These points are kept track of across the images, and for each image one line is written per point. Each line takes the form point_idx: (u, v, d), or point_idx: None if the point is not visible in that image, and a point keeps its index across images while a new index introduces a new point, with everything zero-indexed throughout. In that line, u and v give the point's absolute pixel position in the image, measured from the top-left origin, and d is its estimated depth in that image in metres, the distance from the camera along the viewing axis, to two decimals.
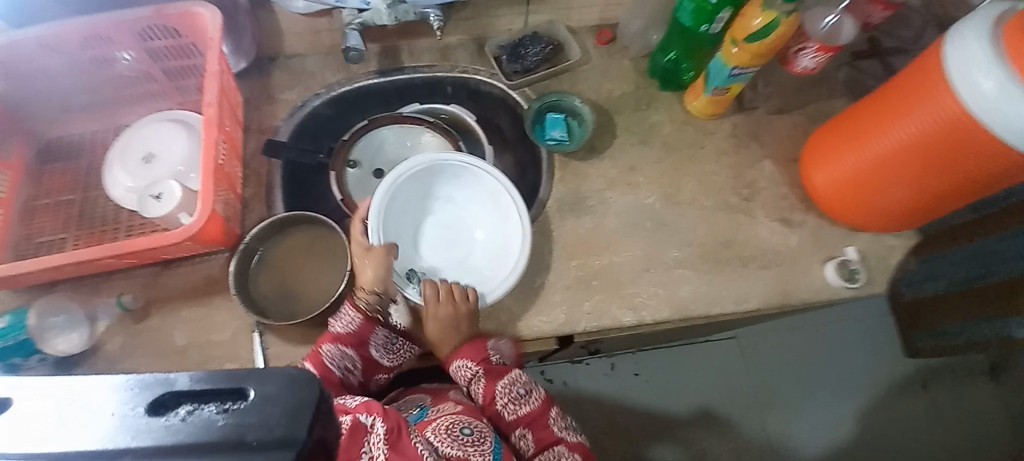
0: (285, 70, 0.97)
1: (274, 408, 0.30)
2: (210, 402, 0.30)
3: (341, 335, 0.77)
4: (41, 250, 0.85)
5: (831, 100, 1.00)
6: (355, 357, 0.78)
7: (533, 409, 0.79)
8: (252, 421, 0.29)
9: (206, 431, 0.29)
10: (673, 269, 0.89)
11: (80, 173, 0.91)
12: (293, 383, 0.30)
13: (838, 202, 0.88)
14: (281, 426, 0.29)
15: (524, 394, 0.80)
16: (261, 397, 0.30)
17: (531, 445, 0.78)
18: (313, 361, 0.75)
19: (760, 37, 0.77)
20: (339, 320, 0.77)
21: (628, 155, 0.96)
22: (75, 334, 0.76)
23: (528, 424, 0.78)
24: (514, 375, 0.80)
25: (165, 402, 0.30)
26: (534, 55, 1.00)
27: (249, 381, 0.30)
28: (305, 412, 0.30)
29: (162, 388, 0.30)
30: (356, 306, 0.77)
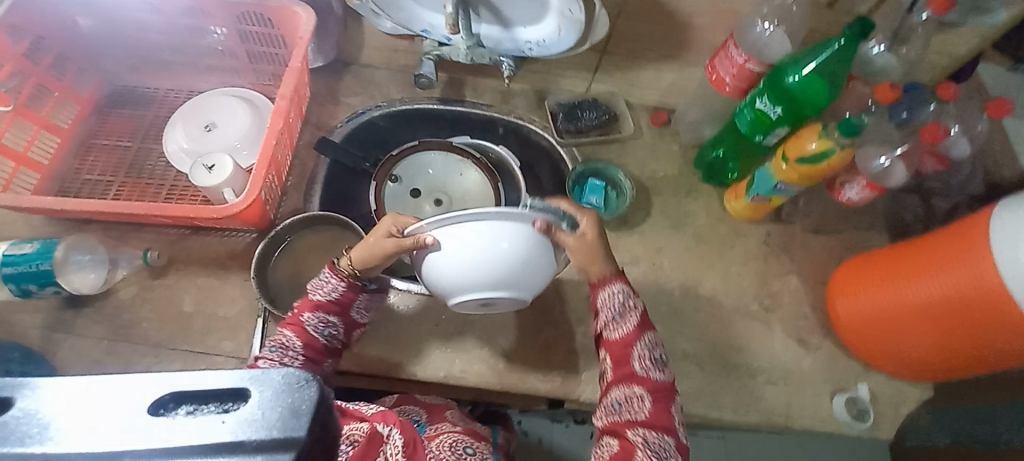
0: (356, 77, 1.03)
1: (275, 412, 0.27)
2: (211, 403, 0.28)
3: (323, 302, 0.72)
4: (85, 186, 0.89)
5: (868, 231, 1.01)
6: (338, 321, 0.74)
7: (662, 382, 0.68)
8: (256, 421, 0.27)
9: (203, 435, 0.26)
10: (678, 360, 0.88)
11: (142, 124, 0.96)
12: (291, 384, 0.27)
13: (858, 336, 0.87)
14: (281, 426, 0.26)
15: (662, 363, 0.69)
16: (260, 396, 0.27)
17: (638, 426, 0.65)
18: (293, 329, 0.72)
19: (811, 162, 0.79)
20: (317, 284, 0.72)
21: (658, 236, 0.97)
22: (93, 275, 0.77)
23: (667, 415, 0.65)
24: (655, 338, 0.70)
25: (165, 402, 0.27)
26: (590, 119, 1.04)
27: (248, 382, 0.27)
28: (308, 411, 0.27)
29: (157, 387, 0.27)
30: (337, 273, 0.72)
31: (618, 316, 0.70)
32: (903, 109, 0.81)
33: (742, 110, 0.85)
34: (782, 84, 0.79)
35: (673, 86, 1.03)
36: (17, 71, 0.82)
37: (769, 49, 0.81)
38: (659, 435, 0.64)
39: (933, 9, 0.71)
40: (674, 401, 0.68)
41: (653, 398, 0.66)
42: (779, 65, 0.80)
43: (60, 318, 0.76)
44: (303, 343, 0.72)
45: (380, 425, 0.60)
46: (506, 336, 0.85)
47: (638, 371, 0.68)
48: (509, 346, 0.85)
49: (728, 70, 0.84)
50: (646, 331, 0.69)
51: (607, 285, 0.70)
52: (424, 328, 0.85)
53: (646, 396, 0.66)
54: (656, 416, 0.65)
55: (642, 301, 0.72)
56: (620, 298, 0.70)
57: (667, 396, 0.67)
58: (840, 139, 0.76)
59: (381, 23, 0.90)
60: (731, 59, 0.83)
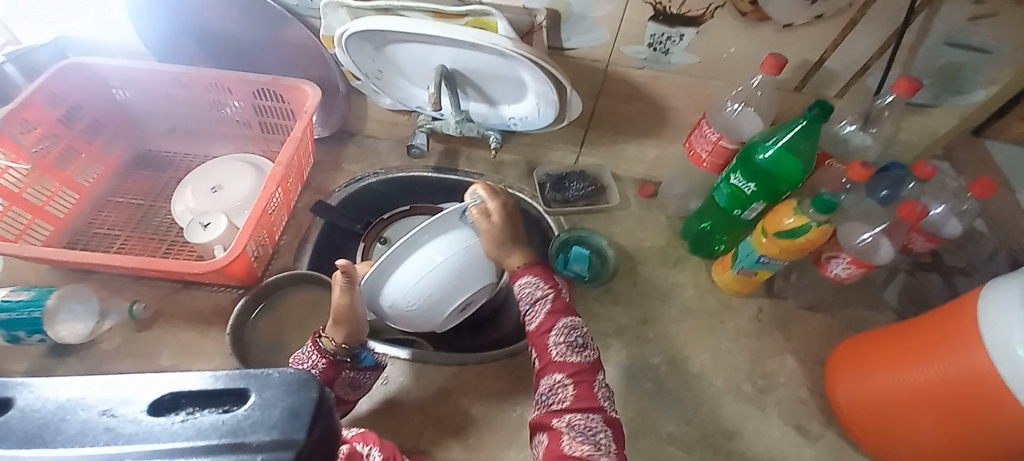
0: (358, 147, 1.11)
1: (275, 413, 0.29)
2: (210, 407, 0.29)
3: None
4: (94, 239, 0.95)
5: (869, 310, 0.96)
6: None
7: (583, 364, 0.71)
8: (255, 421, 0.28)
9: (203, 437, 0.27)
10: (663, 443, 0.82)
11: (157, 184, 1.04)
12: (291, 385, 0.30)
13: (865, 427, 0.80)
14: (281, 427, 0.28)
15: (581, 346, 0.72)
16: (261, 397, 0.29)
17: (564, 399, 0.68)
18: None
19: (791, 236, 0.79)
20: (298, 358, 0.75)
21: (644, 308, 0.95)
22: (82, 325, 0.79)
23: (591, 396, 0.68)
24: (574, 323, 0.74)
25: (164, 402, 0.29)
26: (577, 189, 1.07)
27: (253, 384, 0.30)
28: (308, 412, 0.29)
29: (160, 388, 0.30)
30: (317, 347, 0.75)
31: (531, 307, 0.76)
32: (884, 186, 0.82)
33: (719, 184, 0.87)
34: (753, 160, 0.81)
35: (658, 160, 1.06)
36: (47, 133, 0.92)
37: (741, 125, 0.85)
38: (587, 413, 0.67)
39: (898, 91, 0.73)
40: (599, 376, 0.71)
41: (577, 384, 0.69)
42: (751, 142, 0.82)
43: (41, 365, 0.78)
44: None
45: (359, 444, 0.62)
46: (479, 406, 0.82)
47: (556, 357, 0.71)
48: (481, 418, 0.81)
49: (704, 145, 0.87)
50: (558, 318, 0.73)
51: (528, 274, 0.78)
52: (397, 393, 0.83)
53: (568, 384, 0.69)
54: (582, 399, 0.68)
55: (558, 283, 0.78)
56: (533, 288, 0.77)
57: (591, 375, 0.71)
58: (816, 214, 0.76)
59: (380, 99, 0.99)
60: (706, 137, 0.86)
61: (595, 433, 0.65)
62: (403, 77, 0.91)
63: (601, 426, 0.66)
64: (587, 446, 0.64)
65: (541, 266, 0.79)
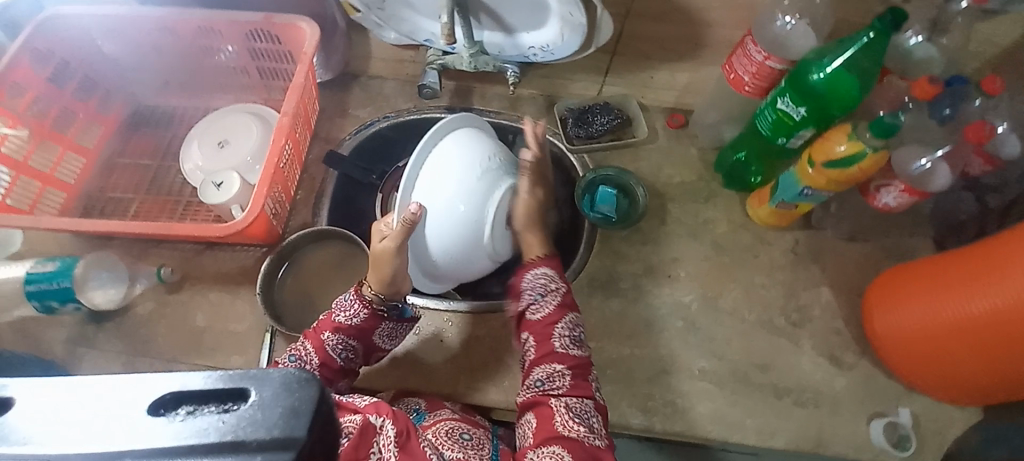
0: (364, 89, 1.03)
1: (274, 413, 0.26)
2: (211, 403, 0.27)
3: (344, 326, 0.74)
4: (108, 205, 0.92)
5: (909, 238, 0.92)
6: (358, 346, 0.75)
7: (582, 359, 0.72)
8: (253, 423, 0.26)
9: (205, 436, 0.26)
10: (697, 379, 0.82)
11: (162, 142, 0.99)
12: (290, 384, 0.27)
13: (902, 358, 0.80)
14: (281, 426, 0.26)
15: (580, 342, 0.73)
16: (258, 399, 0.26)
17: (563, 383, 0.69)
18: (314, 346, 0.73)
19: (841, 166, 0.73)
20: (340, 306, 0.74)
21: (675, 246, 0.92)
22: (114, 290, 0.80)
23: (587, 385, 0.69)
24: (577, 320, 0.74)
25: (165, 402, 0.27)
26: (602, 124, 1.00)
27: (247, 382, 0.27)
28: (305, 413, 0.26)
29: (161, 385, 0.27)
30: (360, 299, 0.74)
31: (541, 298, 0.75)
32: (946, 105, 0.73)
33: (763, 110, 0.79)
34: (805, 81, 0.73)
35: (690, 86, 0.97)
36: (41, 94, 0.87)
37: (791, 42, 0.76)
38: (581, 396, 0.68)
39: None
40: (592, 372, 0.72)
41: (572, 374, 0.70)
42: (803, 61, 0.74)
43: (81, 332, 0.79)
44: (322, 360, 0.73)
45: (371, 416, 0.55)
46: (512, 352, 0.83)
47: (557, 349, 0.71)
48: (515, 363, 0.82)
49: (747, 69, 0.79)
50: (566, 311, 0.73)
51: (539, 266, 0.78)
52: (430, 343, 0.83)
53: (566, 372, 0.69)
54: (578, 385, 0.69)
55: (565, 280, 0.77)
56: (542, 281, 0.76)
57: (587, 368, 0.71)
58: (872, 140, 0.70)
59: (384, 34, 0.89)
60: (750, 57, 0.77)
61: (589, 416, 0.67)
62: (409, 8, 0.85)
63: (592, 409, 0.68)
64: (581, 428, 0.65)
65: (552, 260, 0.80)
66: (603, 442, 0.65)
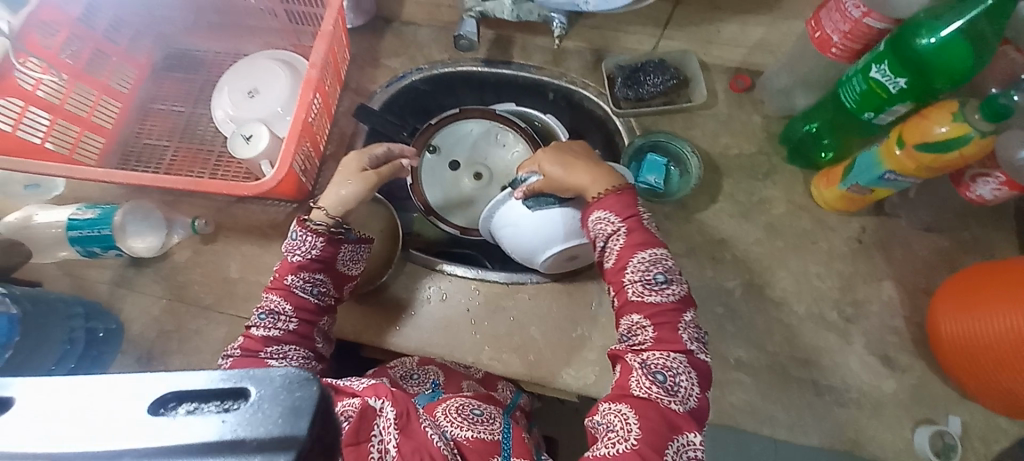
0: (397, 36, 0.96)
1: (275, 412, 0.22)
2: (210, 401, 0.23)
3: (303, 262, 0.68)
4: (144, 150, 0.93)
5: (997, 233, 0.81)
6: (326, 277, 0.70)
7: (666, 304, 0.62)
8: (253, 425, 0.22)
9: (203, 438, 0.22)
10: (731, 368, 0.78)
11: (193, 88, 0.97)
12: (296, 381, 0.23)
13: (966, 372, 0.72)
14: (281, 427, 0.22)
15: (665, 283, 0.63)
16: (259, 397, 0.23)
17: (643, 336, 0.61)
18: (280, 292, 0.68)
19: (937, 150, 0.62)
20: (290, 245, 0.67)
21: (723, 225, 0.84)
22: (152, 238, 0.81)
23: (673, 338, 0.60)
24: (658, 253, 0.64)
25: (165, 400, 0.23)
26: (654, 85, 0.89)
27: (248, 379, 0.23)
28: (308, 412, 0.22)
29: (157, 383, 0.23)
30: (311, 228, 0.68)
31: (605, 245, 0.65)
32: None
33: (850, 79, 0.68)
34: (910, 46, 0.61)
35: (762, 43, 0.85)
36: (73, 35, 0.84)
37: None
38: (665, 353, 0.60)
39: None
40: (684, 316, 0.62)
41: (656, 326, 0.61)
42: (911, 21, 0.61)
43: (125, 275, 0.82)
44: (295, 305, 0.68)
45: (371, 399, 0.53)
46: (538, 327, 0.80)
47: (634, 298, 0.63)
48: (540, 338, 0.80)
49: (838, 26, 0.66)
50: (636, 251, 0.63)
51: (601, 206, 0.66)
52: (456, 311, 0.82)
53: (647, 322, 0.61)
54: (664, 335, 0.61)
55: (634, 216, 0.65)
56: (605, 224, 0.65)
57: (678, 311, 0.62)
58: (983, 123, 0.59)
59: None
60: (844, 13, 0.65)
61: (674, 375, 0.58)
62: None
63: (683, 366, 0.59)
64: (656, 387, 0.57)
65: (620, 192, 0.66)
66: (686, 405, 0.57)
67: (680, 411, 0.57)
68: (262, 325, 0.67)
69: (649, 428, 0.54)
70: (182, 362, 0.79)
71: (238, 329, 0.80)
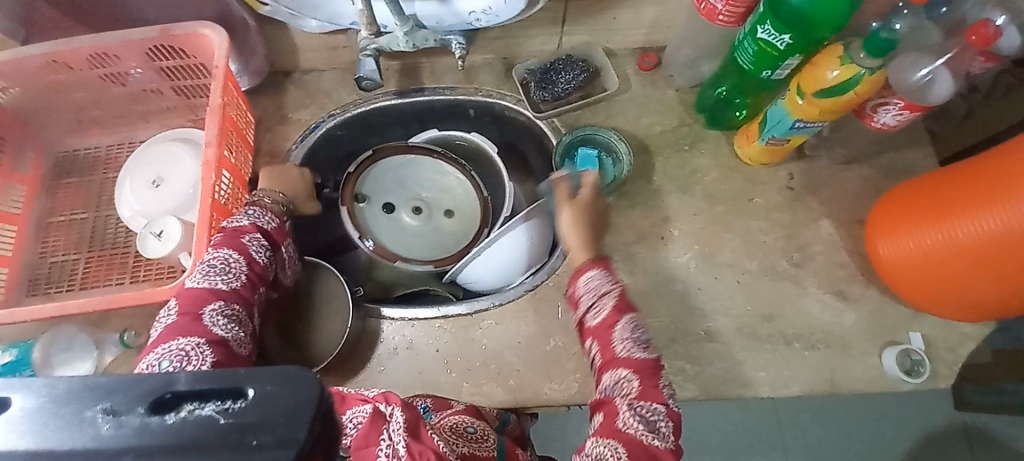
0: (300, 87, 0.92)
1: (275, 408, 0.26)
2: (211, 401, 0.27)
3: (261, 229, 0.67)
4: (53, 270, 0.85)
5: (909, 151, 0.87)
6: (273, 251, 0.68)
7: (645, 357, 0.59)
8: (252, 420, 0.26)
9: (204, 433, 0.26)
10: (704, 341, 0.80)
11: (93, 190, 0.90)
12: (291, 381, 0.26)
13: (913, 288, 0.76)
14: (283, 424, 0.25)
15: (644, 340, 0.60)
16: (260, 395, 0.26)
17: (630, 391, 0.58)
18: (234, 248, 0.63)
19: (834, 94, 0.65)
20: (248, 213, 0.68)
21: (665, 204, 0.86)
22: (82, 363, 0.75)
23: (656, 386, 0.58)
24: (636, 317, 0.61)
25: (166, 399, 0.26)
26: (567, 81, 0.90)
27: (248, 380, 0.26)
28: (304, 414, 0.26)
29: (167, 379, 0.27)
30: (263, 205, 0.71)
31: (590, 308, 0.61)
32: (943, 3, 0.64)
33: (742, 42, 0.70)
34: (786, 3, 0.63)
35: (658, 21, 0.86)
36: None
37: None
38: (650, 403, 0.57)
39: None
40: (662, 376, 0.60)
41: (641, 377, 0.58)
42: None
43: None
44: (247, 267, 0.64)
45: (382, 405, 0.49)
46: (511, 349, 0.79)
47: (619, 354, 0.59)
48: (516, 360, 0.79)
49: None
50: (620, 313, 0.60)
51: (591, 271, 0.62)
52: (427, 354, 0.79)
53: (632, 376, 0.58)
54: (646, 389, 0.58)
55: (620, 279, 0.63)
56: (596, 285, 0.62)
57: (656, 371, 0.60)
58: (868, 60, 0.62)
59: (303, 23, 0.78)
60: None
61: (656, 419, 0.56)
62: None
63: (664, 414, 0.57)
64: (641, 426, 0.55)
65: (602, 260, 0.64)
66: (667, 443, 0.56)
67: (662, 450, 0.55)
68: (207, 280, 0.60)
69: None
70: None
71: None
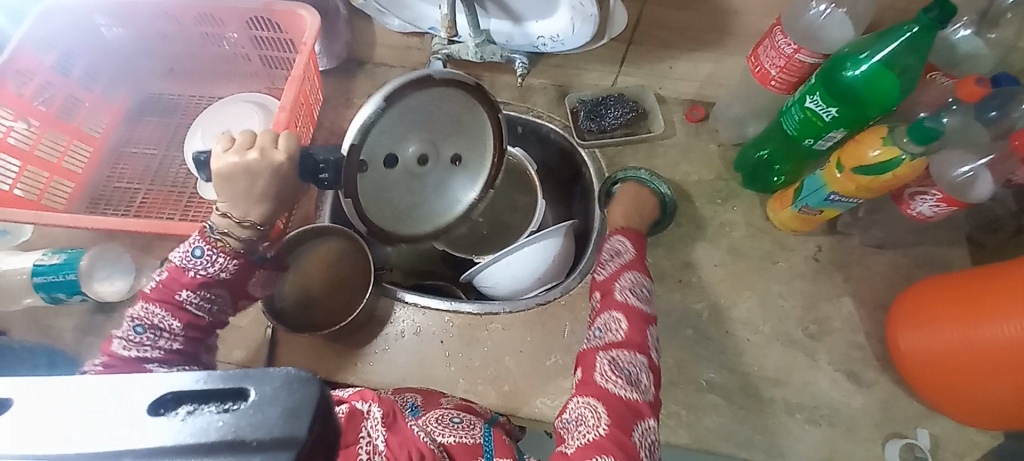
0: (370, 77, 1.00)
1: (273, 411, 0.23)
2: (213, 401, 0.23)
3: (204, 280, 0.61)
4: (115, 194, 0.93)
5: (944, 247, 0.86)
6: (224, 293, 0.64)
7: (640, 311, 0.66)
8: (252, 423, 0.22)
9: (203, 437, 0.22)
10: (704, 390, 0.79)
11: (167, 131, 0.98)
12: (294, 381, 0.23)
13: (929, 383, 0.74)
14: (280, 426, 0.22)
15: (644, 297, 0.68)
16: (260, 397, 0.23)
17: (615, 331, 0.64)
18: (167, 308, 0.61)
19: (873, 172, 0.67)
20: (192, 263, 0.60)
21: (688, 249, 0.87)
22: (120, 281, 0.80)
23: (641, 337, 0.63)
24: (643, 279, 0.70)
25: (165, 401, 0.23)
26: (615, 117, 0.94)
27: (248, 379, 0.23)
28: (307, 411, 0.23)
29: (159, 383, 0.23)
30: (216, 246, 0.61)
31: (607, 262, 0.73)
32: (995, 106, 0.66)
33: (789, 109, 0.73)
34: (839, 79, 0.66)
35: (712, 78, 0.91)
36: (45, 83, 0.86)
37: (827, 32, 0.68)
38: (632, 350, 0.62)
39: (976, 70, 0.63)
40: (652, 326, 0.65)
41: (630, 323, 0.64)
42: (837, 56, 0.67)
43: (91, 323, 0.81)
44: (182, 322, 0.62)
45: (358, 403, 0.51)
46: (513, 357, 0.81)
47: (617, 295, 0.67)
48: (515, 367, 0.80)
49: (775, 61, 0.72)
50: (628, 270, 0.69)
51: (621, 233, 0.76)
52: (431, 343, 0.82)
53: (621, 318, 0.64)
54: (631, 334, 0.63)
55: (643, 257, 0.73)
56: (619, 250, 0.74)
57: (646, 322, 0.65)
58: (912, 146, 0.63)
59: (388, 21, 0.86)
60: (778, 49, 0.70)
61: (636, 370, 0.60)
62: None
63: (642, 364, 0.61)
64: (621, 380, 0.59)
65: (637, 233, 0.77)
66: (647, 396, 0.59)
67: (639, 402, 0.58)
68: (136, 344, 0.59)
69: (619, 421, 0.55)
70: None
71: None
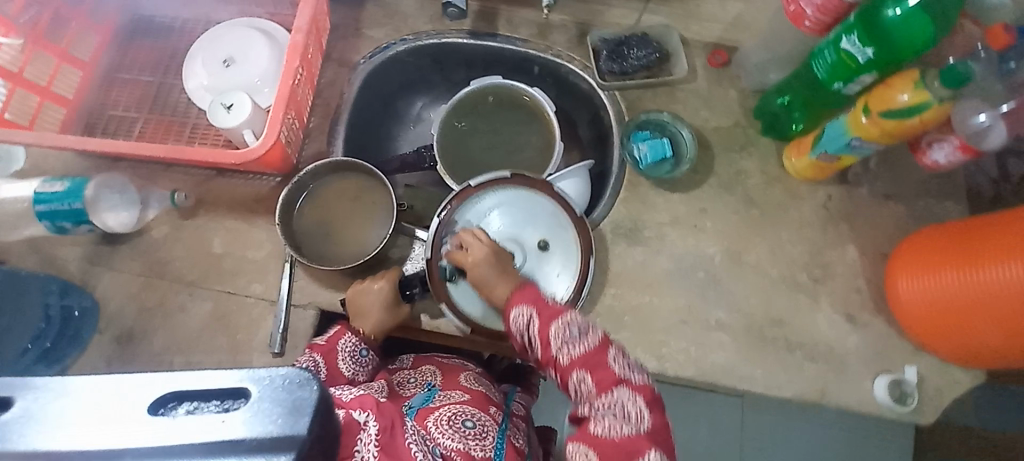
0: (381, 6, 0.94)
1: (273, 406, 0.27)
2: (212, 400, 0.27)
3: (321, 349, 0.69)
4: (112, 122, 0.88)
5: (946, 201, 0.89)
6: (327, 368, 0.68)
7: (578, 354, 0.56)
8: (251, 419, 0.26)
9: (205, 432, 0.26)
10: (711, 329, 0.83)
11: (163, 56, 0.92)
12: (286, 383, 0.27)
13: (912, 320, 0.80)
14: (279, 422, 0.26)
15: (567, 332, 0.57)
16: (258, 397, 0.27)
17: (581, 391, 0.56)
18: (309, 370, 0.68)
19: (900, 116, 0.67)
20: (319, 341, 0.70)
21: (704, 196, 0.88)
22: (125, 213, 0.77)
23: (599, 376, 0.55)
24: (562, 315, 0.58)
25: (165, 401, 0.27)
26: (638, 58, 0.91)
27: (245, 382, 0.27)
28: (307, 408, 0.27)
29: (160, 385, 0.27)
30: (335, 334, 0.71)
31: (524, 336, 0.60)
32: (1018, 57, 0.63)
33: (823, 51, 0.72)
34: (878, 19, 0.65)
35: None
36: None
37: None
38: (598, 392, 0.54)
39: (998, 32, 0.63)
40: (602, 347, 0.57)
41: (576, 369, 0.56)
42: None
43: (99, 252, 0.79)
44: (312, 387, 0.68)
45: (355, 412, 0.53)
46: None
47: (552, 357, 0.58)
48: None
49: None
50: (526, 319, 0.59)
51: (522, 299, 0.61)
52: None
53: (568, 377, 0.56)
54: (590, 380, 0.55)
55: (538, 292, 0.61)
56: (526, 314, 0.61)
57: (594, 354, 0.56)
58: (941, 90, 0.63)
59: None
60: None
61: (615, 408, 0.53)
62: None
63: (625, 397, 0.54)
64: (610, 419, 0.52)
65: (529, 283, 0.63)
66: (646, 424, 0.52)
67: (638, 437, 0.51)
68: None
69: None
70: (165, 338, 0.77)
71: (225, 304, 0.78)
